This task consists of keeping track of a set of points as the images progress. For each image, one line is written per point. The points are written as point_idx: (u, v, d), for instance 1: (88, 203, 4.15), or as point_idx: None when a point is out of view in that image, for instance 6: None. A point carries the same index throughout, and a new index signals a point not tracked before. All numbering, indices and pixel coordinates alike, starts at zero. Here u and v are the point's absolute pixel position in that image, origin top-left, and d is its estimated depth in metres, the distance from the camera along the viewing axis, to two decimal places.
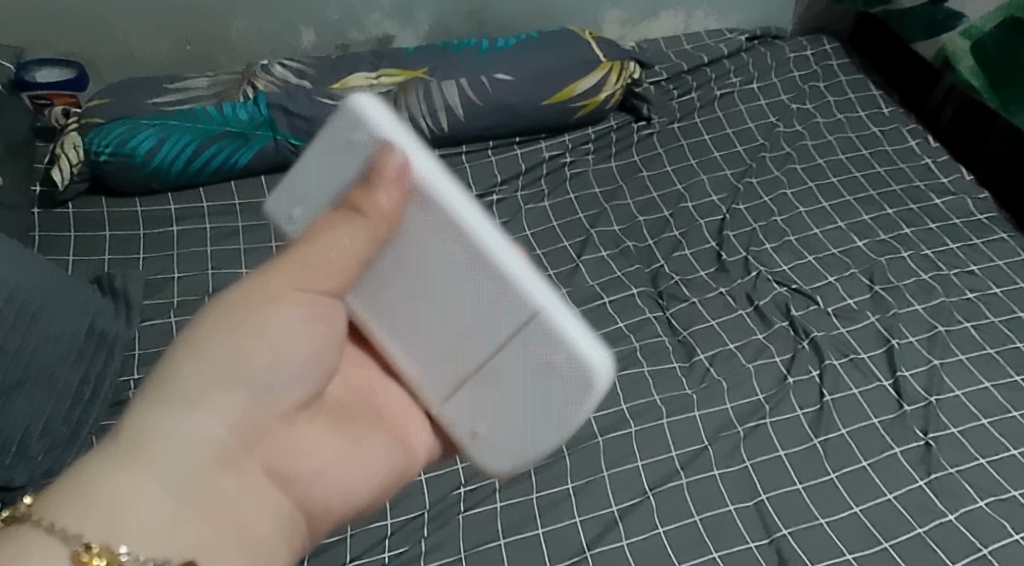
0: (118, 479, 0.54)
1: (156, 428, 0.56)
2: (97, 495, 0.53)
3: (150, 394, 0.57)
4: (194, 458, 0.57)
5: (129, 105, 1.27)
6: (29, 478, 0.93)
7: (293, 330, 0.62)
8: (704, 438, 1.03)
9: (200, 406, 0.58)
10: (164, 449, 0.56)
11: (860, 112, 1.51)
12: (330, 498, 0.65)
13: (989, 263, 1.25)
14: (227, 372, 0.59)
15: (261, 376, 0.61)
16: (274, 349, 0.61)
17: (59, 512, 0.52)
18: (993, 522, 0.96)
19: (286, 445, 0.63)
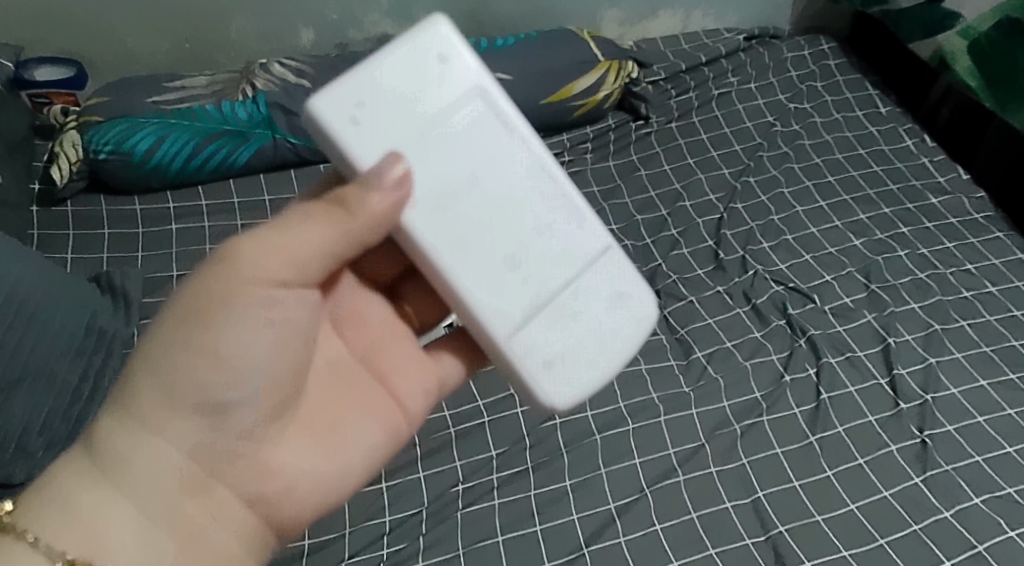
0: (84, 492, 0.61)
1: (114, 440, 0.62)
2: (64, 505, 0.60)
3: (116, 409, 0.63)
4: (147, 465, 0.62)
5: (128, 103, 1.27)
6: (29, 474, 0.94)
7: (246, 332, 0.64)
8: (701, 435, 1.03)
9: (157, 428, 0.63)
10: (123, 461, 0.62)
11: (858, 112, 1.52)
12: (303, 513, 0.68)
13: (985, 262, 1.25)
14: (180, 392, 0.63)
15: (218, 399, 0.64)
16: (229, 350, 0.64)
17: (32, 519, 0.59)
18: (988, 519, 0.96)
19: (255, 459, 0.66)
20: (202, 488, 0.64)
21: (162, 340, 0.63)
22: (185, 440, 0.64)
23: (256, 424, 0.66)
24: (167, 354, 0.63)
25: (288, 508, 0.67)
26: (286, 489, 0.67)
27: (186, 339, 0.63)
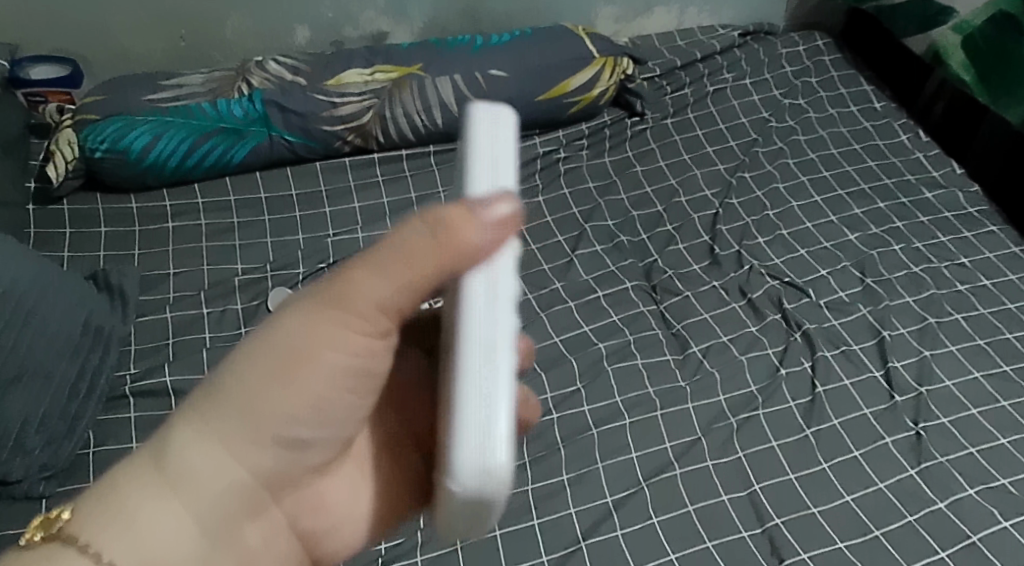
0: (145, 507, 0.54)
1: (188, 454, 0.55)
2: (121, 521, 0.53)
3: (194, 423, 0.55)
4: (221, 486, 0.56)
5: (124, 101, 1.28)
6: (27, 472, 0.94)
7: (332, 368, 0.55)
8: (697, 429, 1.04)
9: (233, 455, 0.56)
10: (193, 478, 0.55)
11: (852, 107, 1.52)
12: (340, 552, 0.64)
13: (979, 255, 1.26)
14: (261, 425, 0.55)
15: (294, 437, 0.57)
16: (319, 386, 0.56)
17: (90, 531, 0.52)
18: (983, 509, 0.97)
19: (309, 494, 0.61)
20: (258, 516, 0.59)
21: (255, 371, 0.55)
22: (257, 467, 0.57)
23: (324, 460, 0.61)
24: (249, 387, 0.55)
25: (326, 547, 0.63)
26: (329, 528, 0.62)
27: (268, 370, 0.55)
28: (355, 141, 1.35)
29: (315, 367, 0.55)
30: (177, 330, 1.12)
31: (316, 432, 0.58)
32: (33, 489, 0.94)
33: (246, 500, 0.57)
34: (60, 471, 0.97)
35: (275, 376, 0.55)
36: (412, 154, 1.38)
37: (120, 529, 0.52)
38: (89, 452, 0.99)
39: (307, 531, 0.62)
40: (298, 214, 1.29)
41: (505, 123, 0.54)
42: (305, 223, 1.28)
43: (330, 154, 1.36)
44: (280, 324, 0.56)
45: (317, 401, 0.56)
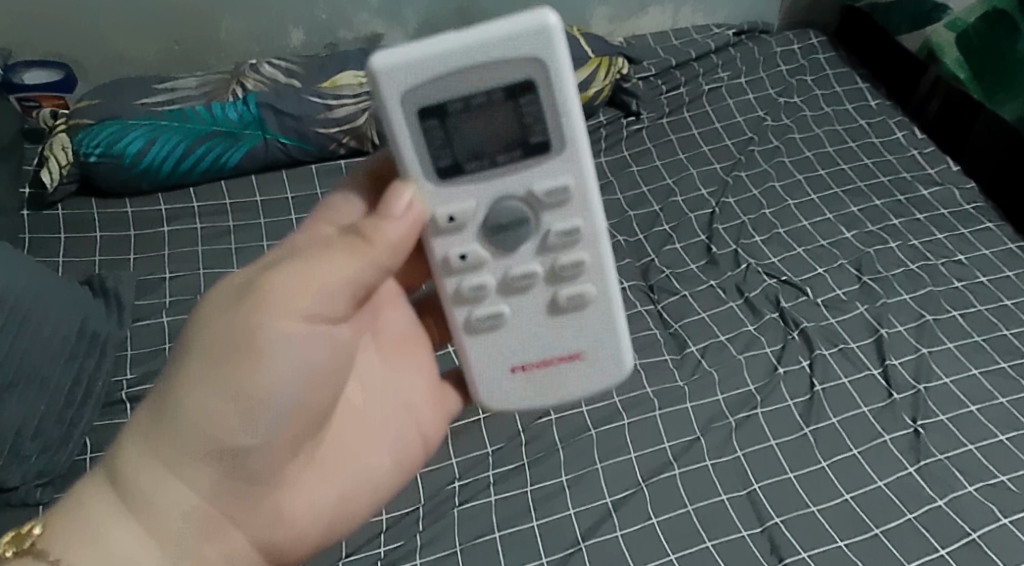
0: (109, 530, 0.60)
1: (139, 471, 0.61)
2: (88, 535, 0.60)
3: (140, 443, 0.61)
4: (170, 497, 0.61)
5: (117, 105, 1.27)
6: (23, 479, 0.93)
7: (271, 367, 0.61)
8: (696, 429, 1.04)
9: (180, 467, 0.61)
10: (144, 493, 0.60)
11: (848, 105, 1.52)
12: (314, 558, 0.68)
13: (976, 252, 1.26)
14: (202, 434, 0.61)
15: (237, 440, 0.62)
16: (256, 384, 0.61)
17: (62, 547, 0.59)
18: (982, 506, 0.97)
19: (270, 507, 0.65)
20: (219, 533, 0.63)
21: (193, 376, 0.60)
22: (205, 477, 0.62)
23: (276, 468, 0.65)
24: (190, 391, 0.60)
25: (299, 553, 0.67)
26: (296, 537, 0.66)
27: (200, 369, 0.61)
28: (351, 143, 1.34)
29: (251, 367, 0.61)
30: (173, 335, 1.12)
31: (257, 433, 0.62)
32: (31, 497, 0.93)
33: (197, 513, 0.62)
34: (58, 477, 0.96)
35: (210, 382, 0.60)
36: None
37: (84, 544, 0.59)
38: (86, 458, 0.98)
39: (268, 540, 0.65)
40: (294, 217, 1.29)
41: (407, 82, 0.61)
42: (301, 226, 1.28)
43: (326, 156, 1.35)
44: (210, 330, 0.61)
45: (253, 399, 0.61)
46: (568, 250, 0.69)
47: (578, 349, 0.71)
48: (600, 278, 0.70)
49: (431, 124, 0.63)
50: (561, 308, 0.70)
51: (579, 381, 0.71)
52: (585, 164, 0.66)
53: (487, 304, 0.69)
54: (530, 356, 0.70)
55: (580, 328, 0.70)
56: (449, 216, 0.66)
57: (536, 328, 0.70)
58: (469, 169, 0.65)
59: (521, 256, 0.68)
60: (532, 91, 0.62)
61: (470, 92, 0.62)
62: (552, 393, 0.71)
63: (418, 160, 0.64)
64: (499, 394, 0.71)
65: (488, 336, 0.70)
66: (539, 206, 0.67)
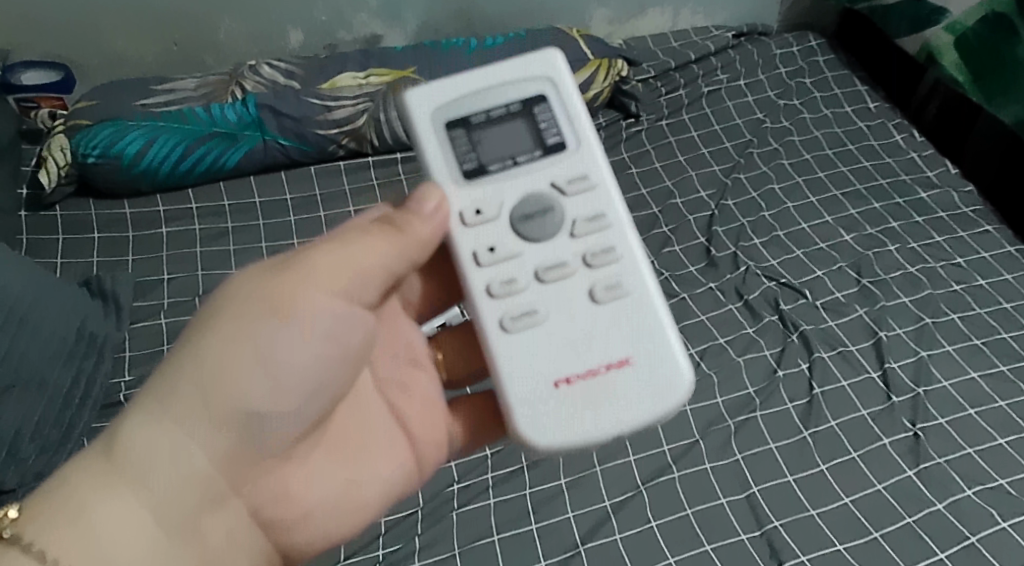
0: (99, 503, 0.57)
1: (143, 442, 0.59)
2: (75, 514, 0.56)
3: (148, 412, 0.60)
4: (177, 468, 0.60)
5: (116, 106, 1.27)
6: (21, 480, 0.93)
7: (298, 338, 0.64)
8: (695, 432, 1.04)
9: (192, 437, 0.61)
10: (148, 463, 0.59)
11: (847, 107, 1.52)
12: (308, 542, 0.68)
13: (975, 255, 1.26)
14: (223, 405, 0.62)
15: (256, 409, 0.63)
16: (284, 354, 0.64)
17: (43, 531, 0.55)
18: (980, 510, 0.97)
19: (275, 482, 0.67)
20: (221, 506, 0.63)
21: (218, 342, 0.62)
22: (216, 448, 0.62)
23: (285, 444, 0.66)
24: (214, 357, 0.61)
25: (297, 535, 0.68)
26: (294, 516, 0.67)
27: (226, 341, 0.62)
28: (350, 145, 1.34)
29: (281, 337, 0.64)
30: (171, 336, 1.12)
31: (276, 403, 0.64)
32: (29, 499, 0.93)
33: (202, 486, 0.61)
34: None
35: (239, 349, 0.62)
36: (407, 156, 1.37)
37: (72, 521, 0.56)
38: None
39: (269, 515, 0.66)
40: (293, 218, 1.29)
41: (434, 101, 0.71)
42: (300, 227, 1.28)
43: (325, 158, 1.35)
44: (242, 297, 0.63)
45: (278, 369, 0.63)
46: (598, 240, 0.72)
47: (625, 355, 0.70)
48: (635, 274, 0.72)
49: (457, 133, 0.71)
50: (599, 303, 0.71)
51: (629, 390, 0.69)
52: (598, 162, 0.73)
53: (522, 301, 0.70)
54: (572, 367, 0.69)
55: (623, 333, 0.70)
56: (476, 209, 0.71)
57: (576, 329, 0.70)
58: (493, 169, 0.72)
59: (553, 249, 0.71)
60: (544, 103, 0.73)
61: (491, 106, 0.72)
62: (602, 404, 0.68)
63: (446, 165, 0.71)
64: (546, 416, 0.68)
65: (525, 337, 0.69)
66: (563, 197, 0.72)
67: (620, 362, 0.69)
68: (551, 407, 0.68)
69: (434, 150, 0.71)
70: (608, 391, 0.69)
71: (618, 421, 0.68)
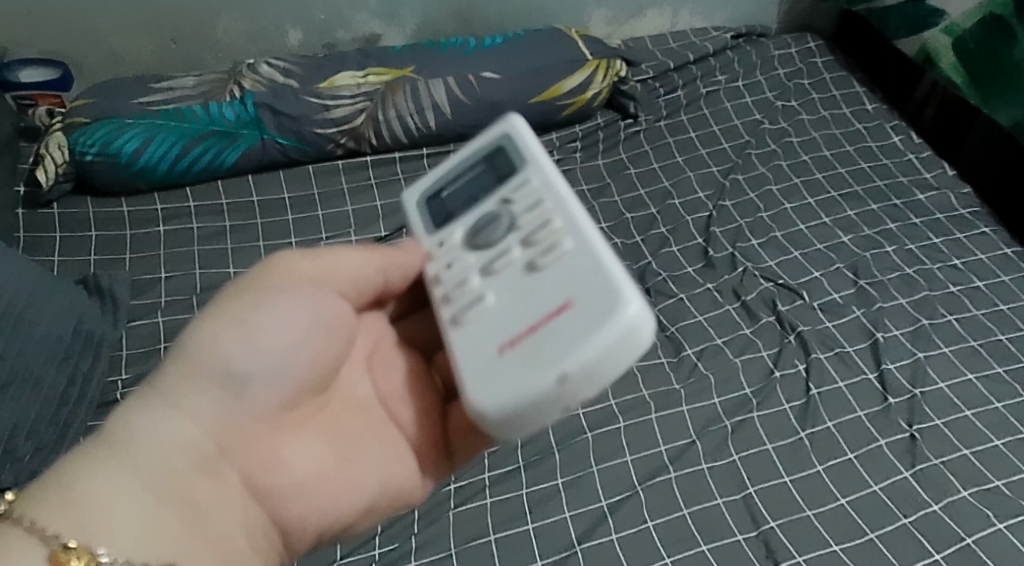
0: (88, 474, 0.59)
1: (133, 415, 0.63)
2: (66, 489, 0.57)
3: (140, 396, 0.64)
4: (163, 434, 0.63)
5: (115, 104, 1.27)
6: (16, 479, 0.92)
7: (274, 309, 0.67)
8: (692, 432, 1.04)
9: (177, 405, 0.64)
10: (134, 432, 0.62)
11: (845, 109, 1.52)
12: (307, 516, 0.67)
13: (971, 256, 1.26)
14: (201, 373, 0.65)
15: (235, 370, 0.65)
16: (260, 322, 0.67)
17: (30, 508, 0.56)
18: (977, 511, 0.97)
19: (266, 452, 0.67)
20: (211, 475, 0.64)
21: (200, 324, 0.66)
22: (199, 415, 0.64)
23: (272, 416, 0.67)
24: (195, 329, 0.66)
25: (291, 507, 0.67)
26: (289, 485, 0.67)
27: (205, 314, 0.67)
28: (348, 144, 1.34)
29: (258, 306, 0.67)
30: (168, 335, 1.12)
31: (254, 365, 0.66)
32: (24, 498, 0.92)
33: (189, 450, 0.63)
34: None
35: (219, 321, 0.66)
36: (406, 156, 1.36)
37: (62, 492, 0.57)
38: None
39: (262, 487, 0.66)
40: (290, 217, 1.29)
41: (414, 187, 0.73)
42: (298, 226, 1.28)
43: (322, 157, 1.35)
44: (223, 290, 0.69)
45: (252, 332, 0.66)
46: (540, 217, 0.62)
47: (567, 298, 0.57)
48: (576, 230, 0.60)
49: (433, 203, 0.72)
50: (537, 269, 0.60)
51: (573, 333, 0.55)
52: (546, 165, 0.66)
53: (471, 295, 0.63)
54: (514, 329, 0.58)
55: (559, 282, 0.58)
56: (439, 242, 0.69)
57: (518, 298, 0.60)
58: (459, 213, 0.69)
59: (498, 245, 0.64)
60: (505, 147, 0.69)
61: (456, 169, 0.72)
62: (545, 356, 0.55)
63: (422, 228, 0.71)
64: (491, 379, 0.57)
65: (470, 321, 0.61)
66: (507, 202, 0.65)
67: (564, 305, 0.57)
68: (496, 374, 0.57)
69: (416, 226, 0.72)
70: (548, 338, 0.56)
71: (561, 367, 0.54)
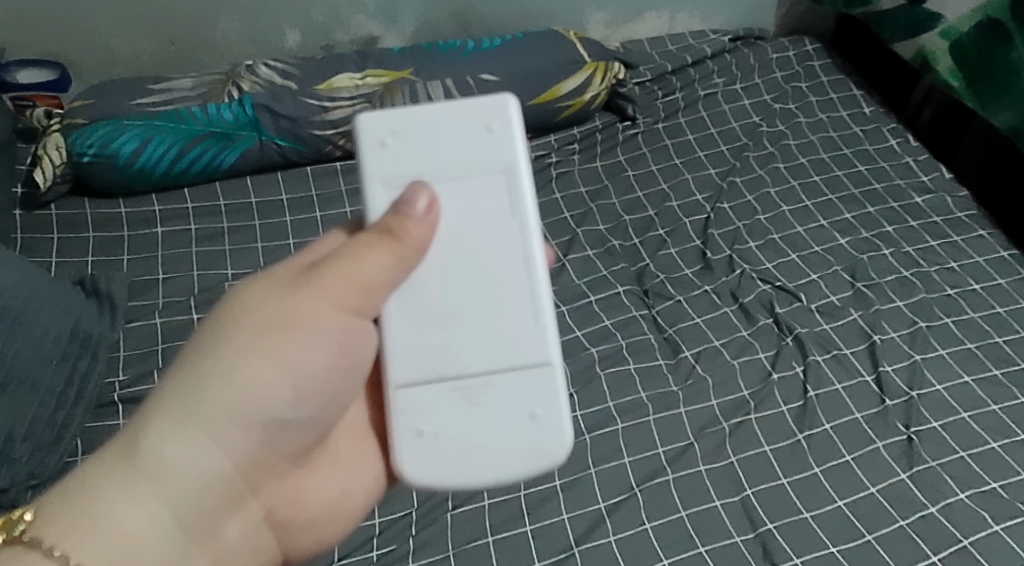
0: (117, 499, 0.56)
1: (163, 443, 0.58)
2: (91, 513, 0.55)
3: (169, 416, 0.59)
4: (198, 470, 0.59)
5: (113, 105, 1.26)
6: (13, 481, 0.93)
7: (315, 349, 0.65)
8: (690, 434, 1.04)
9: (215, 438, 0.60)
10: (170, 467, 0.58)
11: (842, 112, 1.53)
12: (304, 546, 0.71)
13: (968, 260, 1.26)
14: (244, 416, 0.61)
15: (280, 418, 0.64)
16: (303, 363, 0.64)
17: (54, 532, 0.53)
18: (974, 513, 0.97)
19: (284, 487, 0.69)
20: (235, 506, 0.64)
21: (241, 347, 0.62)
22: (237, 451, 0.62)
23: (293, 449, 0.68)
24: (236, 349, 0.62)
25: (299, 537, 0.70)
26: (304, 520, 0.70)
27: (224, 356, 0.61)
28: (346, 145, 1.34)
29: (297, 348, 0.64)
30: (166, 336, 1.12)
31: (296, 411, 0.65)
32: (20, 498, 0.93)
33: (218, 485, 0.61)
34: (49, 479, 0.96)
35: (266, 356, 0.62)
36: None
37: (90, 523, 0.54)
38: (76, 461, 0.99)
39: (277, 517, 0.68)
40: (288, 218, 1.29)
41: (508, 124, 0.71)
42: (296, 227, 1.28)
43: (320, 158, 1.35)
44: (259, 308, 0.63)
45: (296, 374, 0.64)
46: None
47: None
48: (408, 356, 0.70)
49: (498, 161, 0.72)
50: None
51: None
52: None
53: None
54: None
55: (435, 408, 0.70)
56: None
57: None
58: None
59: None
60: None
61: None
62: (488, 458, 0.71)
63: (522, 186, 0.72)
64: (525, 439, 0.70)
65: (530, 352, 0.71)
66: None
67: None
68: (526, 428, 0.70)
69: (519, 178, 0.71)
70: None
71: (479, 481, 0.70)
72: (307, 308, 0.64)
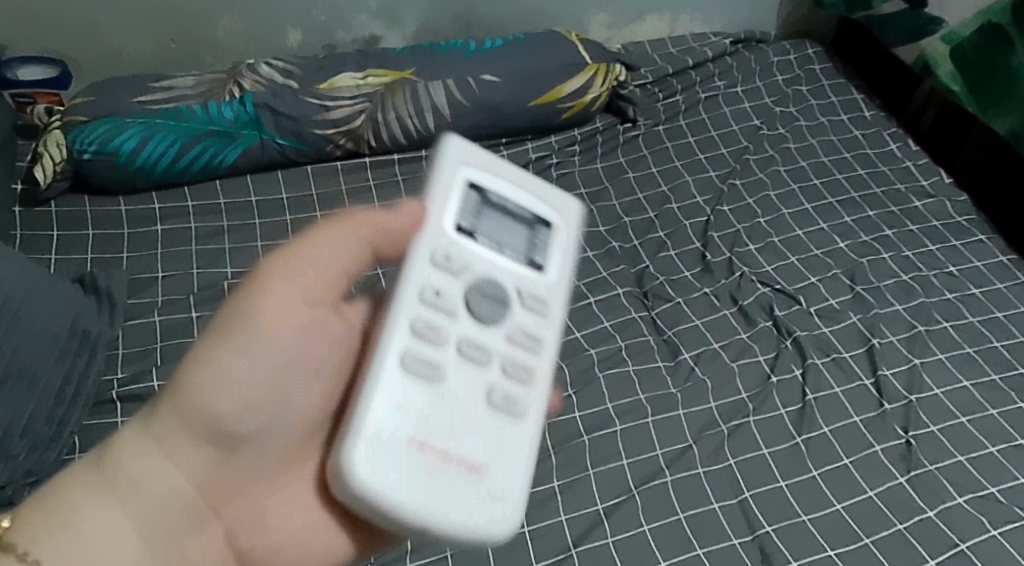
0: (85, 509, 0.60)
1: (131, 449, 0.63)
2: (60, 525, 0.58)
3: (138, 432, 0.64)
4: (160, 488, 0.63)
5: (114, 102, 1.26)
6: (10, 477, 0.93)
7: (272, 367, 0.66)
8: (688, 436, 1.04)
9: (175, 456, 0.64)
10: (133, 484, 0.62)
11: (843, 115, 1.53)
12: None
13: (968, 264, 1.26)
14: (206, 425, 0.64)
15: (238, 431, 0.65)
16: (249, 374, 0.64)
17: (31, 542, 0.57)
18: (971, 517, 0.97)
19: (253, 513, 0.68)
20: (201, 526, 0.65)
21: (202, 358, 0.63)
22: (196, 469, 0.65)
23: (266, 476, 0.68)
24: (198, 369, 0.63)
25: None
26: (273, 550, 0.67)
27: (192, 377, 0.63)
28: (347, 145, 1.34)
29: (261, 359, 0.65)
30: (165, 334, 1.12)
31: (252, 425, 0.65)
32: (18, 495, 0.93)
33: (179, 498, 0.64)
34: (46, 476, 0.96)
35: (223, 361, 0.64)
36: (404, 158, 1.37)
37: (56, 536, 0.58)
38: (75, 458, 0.98)
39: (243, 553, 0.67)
40: (288, 218, 1.29)
41: (451, 149, 0.69)
42: (296, 227, 1.28)
43: (321, 158, 1.35)
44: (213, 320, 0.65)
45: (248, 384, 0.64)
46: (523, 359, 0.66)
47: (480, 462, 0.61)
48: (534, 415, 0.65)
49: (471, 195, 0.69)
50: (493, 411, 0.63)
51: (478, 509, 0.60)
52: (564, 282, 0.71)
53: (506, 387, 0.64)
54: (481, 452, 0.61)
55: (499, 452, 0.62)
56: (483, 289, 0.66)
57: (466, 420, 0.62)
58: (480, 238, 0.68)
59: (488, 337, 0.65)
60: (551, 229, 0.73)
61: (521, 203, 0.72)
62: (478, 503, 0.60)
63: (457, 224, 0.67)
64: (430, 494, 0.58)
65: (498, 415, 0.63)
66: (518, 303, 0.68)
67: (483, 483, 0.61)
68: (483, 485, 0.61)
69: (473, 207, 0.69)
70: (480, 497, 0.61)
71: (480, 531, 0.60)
72: (262, 315, 0.65)
